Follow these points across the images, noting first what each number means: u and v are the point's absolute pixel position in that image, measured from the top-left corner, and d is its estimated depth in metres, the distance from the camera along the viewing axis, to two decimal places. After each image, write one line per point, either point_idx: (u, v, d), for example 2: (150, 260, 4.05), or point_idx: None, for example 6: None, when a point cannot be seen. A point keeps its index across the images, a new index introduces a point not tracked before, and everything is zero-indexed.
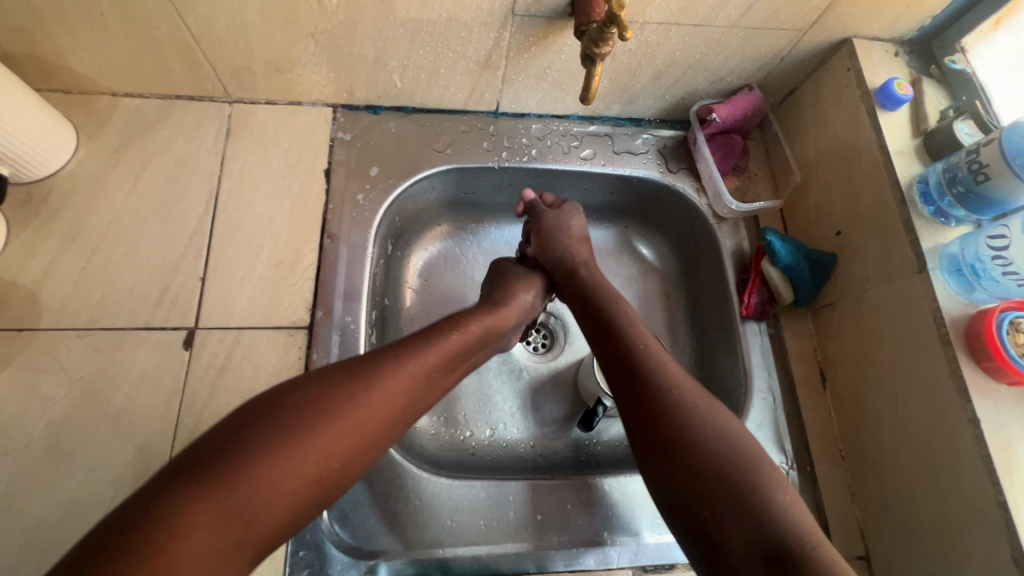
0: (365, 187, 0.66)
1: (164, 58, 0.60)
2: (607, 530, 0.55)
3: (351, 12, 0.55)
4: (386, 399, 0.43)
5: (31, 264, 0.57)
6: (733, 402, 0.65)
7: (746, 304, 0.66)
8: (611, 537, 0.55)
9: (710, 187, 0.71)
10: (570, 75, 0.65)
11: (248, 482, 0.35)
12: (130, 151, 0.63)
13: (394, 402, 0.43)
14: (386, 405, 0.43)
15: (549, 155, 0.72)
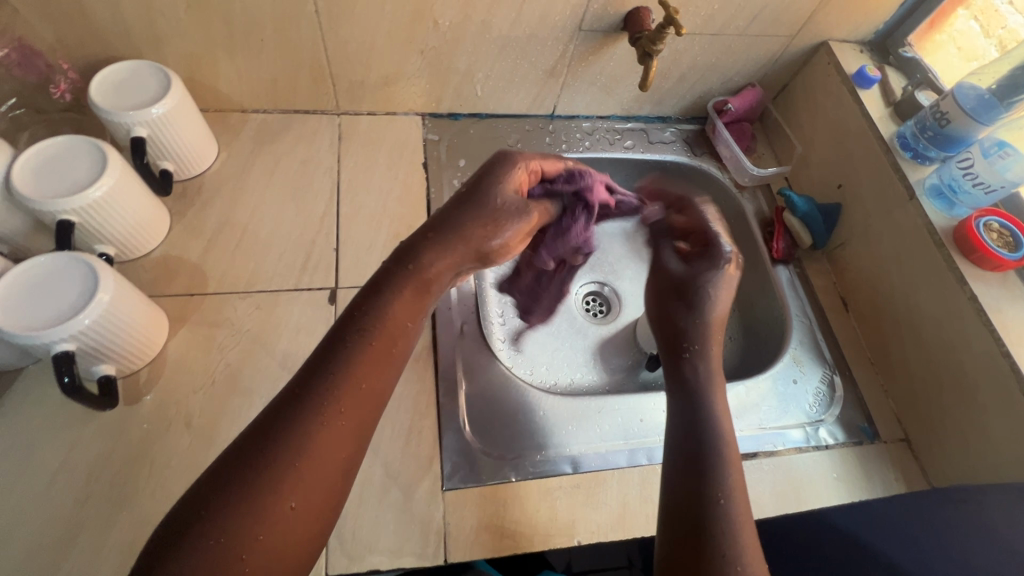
0: (456, 175, 0.79)
1: (296, 77, 0.74)
2: None
3: (457, 32, 0.70)
4: (333, 436, 0.41)
5: (194, 243, 0.67)
6: (777, 329, 0.79)
7: (775, 248, 0.81)
8: None
9: (731, 164, 0.88)
10: (616, 79, 0.82)
11: (209, 545, 0.36)
12: (262, 154, 0.75)
13: (344, 428, 0.42)
14: (338, 433, 0.42)
15: (598, 146, 0.87)
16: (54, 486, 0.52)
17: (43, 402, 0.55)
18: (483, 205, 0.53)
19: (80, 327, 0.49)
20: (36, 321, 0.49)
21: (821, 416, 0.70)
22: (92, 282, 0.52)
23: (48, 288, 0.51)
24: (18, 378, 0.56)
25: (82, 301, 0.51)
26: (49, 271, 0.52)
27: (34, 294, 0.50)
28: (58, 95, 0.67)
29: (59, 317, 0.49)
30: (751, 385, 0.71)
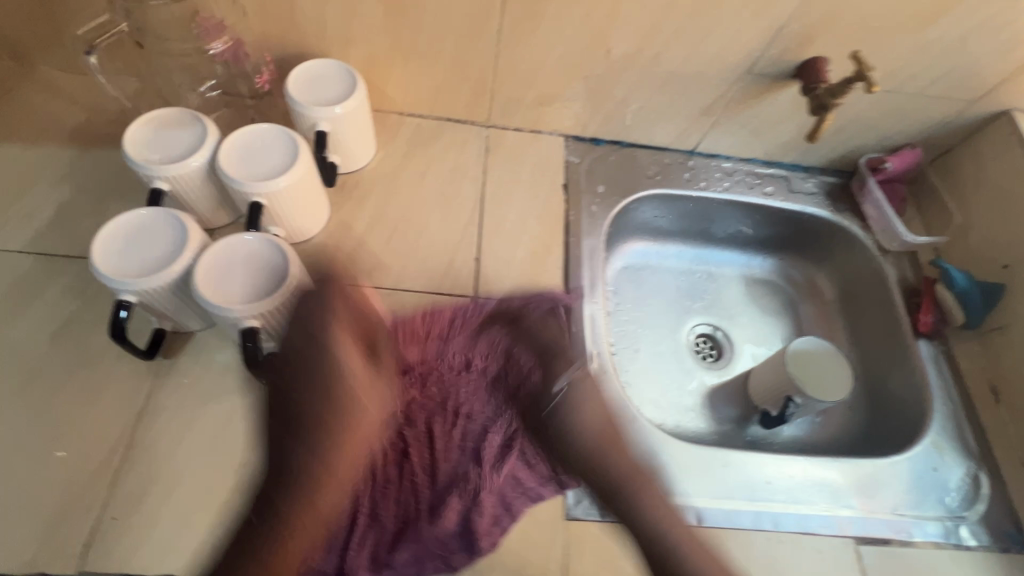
0: (595, 201, 0.80)
1: (459, 89, 0.76)
2: (836, 503, 0.64)
3: (625, 64, 0.71)
4: None
5: (350, 235, 0.71)
6: (912, 409, 0.74)
7: (923, 321, 0.76)
8: (836, 504, 0.64)
9: (878, 225, 0.84)
10: (769, 124, 0.80)
11: None
12: (415, 157, 0.78)
13: None
14: None
15: (737, 189, 0.85)
16: (213, 451, 0.55)
17: (209, 368, 0.59)
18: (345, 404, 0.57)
19: (265, 310, 0.52)
20: (231, 295, 0.51)
21: (963, 513, 0.65)
22: (281, 271, 0.53)
23: (241, 265, 0.53)
24: (189, 341, 0.60)
25: (271, 286, 0.52)
26: (243, 247, 0.54)
27: (229, 267, 0.53)
28: (261, 85, 0.71)
29: (250, 297, 0.52)
30: (884, 465, 0.67)
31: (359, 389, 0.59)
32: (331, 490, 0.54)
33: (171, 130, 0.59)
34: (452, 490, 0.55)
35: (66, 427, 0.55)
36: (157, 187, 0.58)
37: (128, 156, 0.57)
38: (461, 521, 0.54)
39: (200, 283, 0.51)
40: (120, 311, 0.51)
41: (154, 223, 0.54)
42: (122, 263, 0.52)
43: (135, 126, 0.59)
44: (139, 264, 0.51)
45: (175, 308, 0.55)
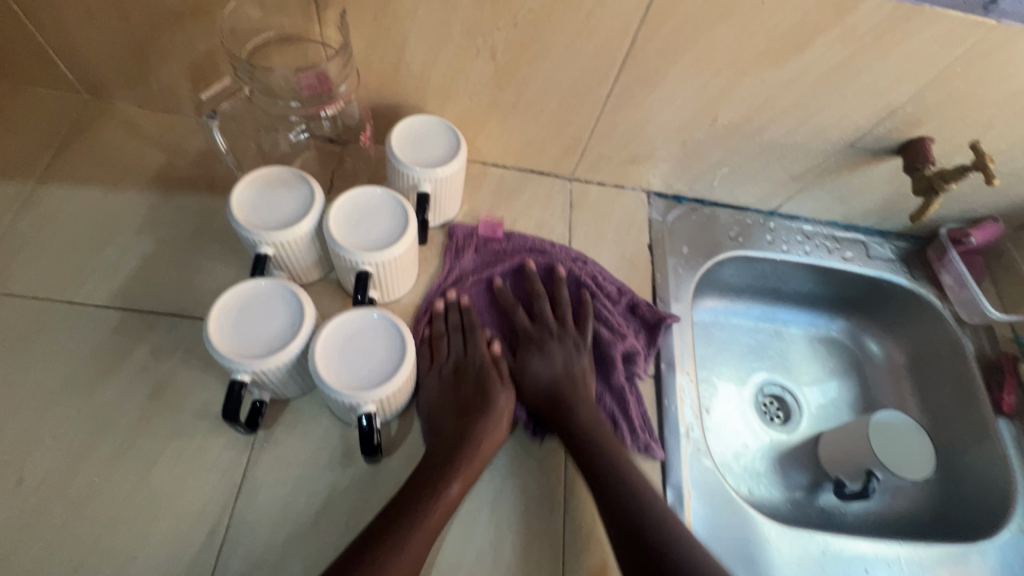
0: (680, 262, 0.78)
1: (552, 144, 0.74)
2: None
3: (728, 131, 0.69)
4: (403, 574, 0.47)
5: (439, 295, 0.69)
6: (994, 492, 0.73)
7: (1006, 402, 0.77)
8: None
9: (957, 297, 0.83)
10: (858, 192, 0.79)
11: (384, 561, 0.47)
12: (500, 210, 0.76)
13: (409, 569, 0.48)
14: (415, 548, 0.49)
15: (818, 253, 0.85)
16: (316, 533, 0.53)
17: (306, 440, 0.57)
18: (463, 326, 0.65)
19: (382, 396, 0.49)
20: (347, 378, 0.48)
21: None
22: (398, 350, 0.51)
23: (356, 344, 0.50)
24: (284, 411, 0.58)
25: (388, 368, 0.50)
26: (359, 324, 0.51)
27: (345, 347, 0.50)
28: (362, 142, 0.69)
29: (367, 381, 0.49)
30: (974, 554, 0.67)
31: (478, 275, 0.70)
32: (443, 359, 0.62)
33: (276, 191, 0.57)
34: (540, 355, 0.64)
35: (163, 505, 0.52)
36: (262, 250, 0.55)
37: (233, 218, 0.55)
38: (553, 388, 0.62)
39: (316, 364, 0.48)
40: (233, 391, 0.49)
41: (269, 296, 0.51)
42: (241, 341, 0.49)
43: (240, 187, 0.57)
44: (254, 341, 0.49)
45: (281, 381, 0.53)
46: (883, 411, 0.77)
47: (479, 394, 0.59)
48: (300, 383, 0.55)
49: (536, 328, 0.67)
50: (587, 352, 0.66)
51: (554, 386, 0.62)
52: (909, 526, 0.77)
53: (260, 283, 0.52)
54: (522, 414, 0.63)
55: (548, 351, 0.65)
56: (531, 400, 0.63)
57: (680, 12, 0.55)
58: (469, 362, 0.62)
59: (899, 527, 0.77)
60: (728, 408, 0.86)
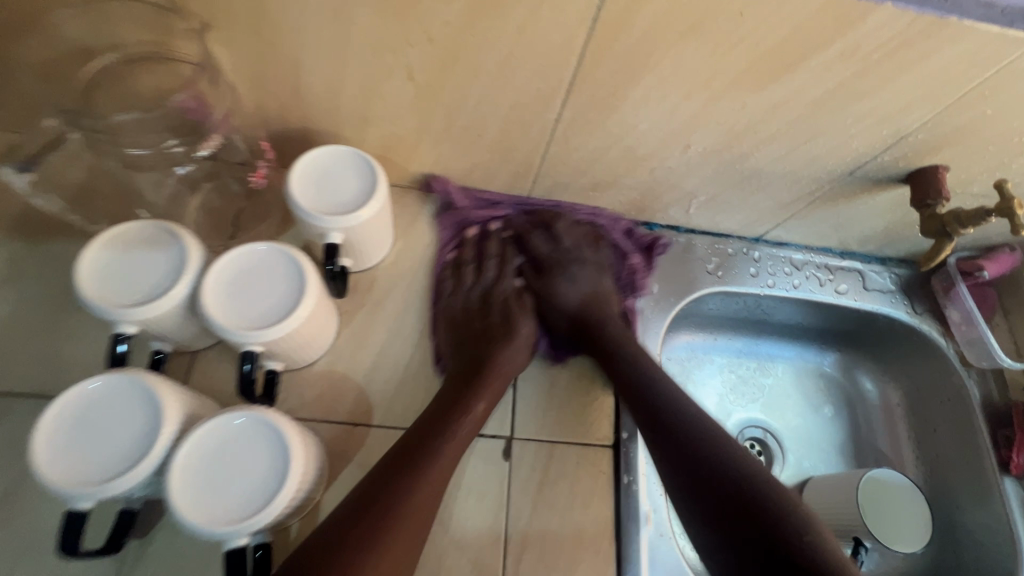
0: (649, 304, 0.68)
1: (498, 171, 0.63)
2: None
3: (703, 159, 0.58)
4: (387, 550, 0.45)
5: (363, 355, 0.59)
6: (995, 564, 0.65)
7: (1015, 462, 0.67)
8: None
9: (964, 336, 0.73)
10: (856, 220, 0.69)
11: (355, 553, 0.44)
12: (440, 247, 0.65)
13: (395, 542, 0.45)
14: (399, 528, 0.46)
15: (807, 286, 0.75)
16: None
17: (190, 551, 0.47)
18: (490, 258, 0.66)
19: (260, 525, 0.40)
20: (212, 508, 0.39)
21: None
22: (283, 465, 0.41)
23: (229, 460, 0.41)
24: (165, 514, 0.48)
25: (266, 492, 0.40)
26: (234, 431, 0.42)
27: (213, 463, 0.40)
28: (256, 180, 0.60)
29: (236, 510, 0.39)
30: None
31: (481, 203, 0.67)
32: (469, 287, 0.65)
33: (138, 253, 0.46)
34: (566, 279, 0.65)
35: None
36: (122, 331, 0.45)
37: (82, 293, 0.44)
38: (581, 310, 0.63)
39: (171, 491, 0.39)
40: (73, 523, 0.39)
41: (120, 397, 0.41)
42: (82, 459, 0.39)
43: (91, 250, 0.46)
44: (99, 460, 0.39)
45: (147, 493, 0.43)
46: (876, 469, 0.69)
47: (506, 330, 0.61)
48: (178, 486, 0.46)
49: (555, 252, 0.66)
50: (605, 273, 0.67)
51: (583, 310, 0.63)
52: None
53: (109, 379, 0.42)
54: (544, 338, 0.64)
55: (573, 275, 0.65)
56: (559, 328, 0.64)
57: (638, 26, 0.43)
58: (493, 310, 0.63)
59: None
60: None
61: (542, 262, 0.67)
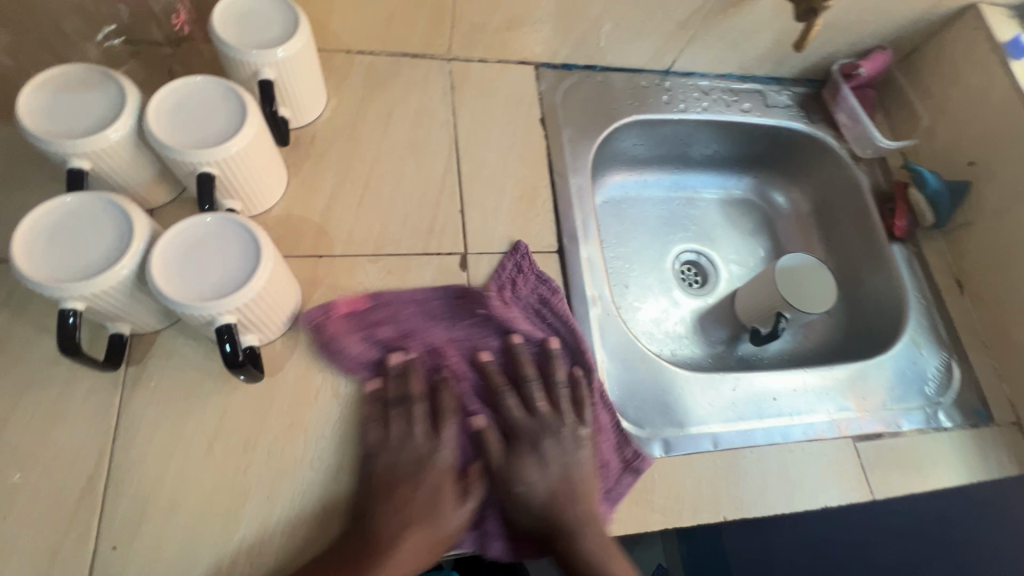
0: (575, 134, 0.74)
1: (416, 18, 0.66)
2: (836, 408, 0.67)
3: None
4: None
5: (315, 199, 0.63)
6: (890, 311, 0.78)
7: (896, 227, 0.79)
8: (837, 414, 0.67)
9: (851, 133, 0.84)
10: (747, 34, 0.76)
11: None
12: (373, 102, 0.69)
13: None
14: None
15: (715, 108, 0.82)
16: (213, 456, 0.50)
17: (185, 367, 0.52)
18: (407, 442, 0.52)
19: (241, 302, 0.45)
20: (191, 289, 0.44)
21: (939, 399, 0.70)
22: (251, 257, 0.46)
23: (203, 253, 0.45)
24: (155, 342, 0.53)
25: (241, 273, 0.45)
26: (204, 229, 0.46)
27: (188, 255, 0.45)
28: (177, 26, 0.60)
29: (213, 290, 0.44)
30: (872, 367, 0.71)
31: (396, 325, 0.57)
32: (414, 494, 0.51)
33: (75, 93, 0.48)
34: (535, 462, 0.54)
35: (29, 461, 0.47)
36: (74, 165, 0.47)
37: (26, 130, 0.46)
38: (548, 508, 0.53)
39: (151, 277, 0.43)
40: (67, 322, 0.43)
41: (87, 214, 0.45)
42: (56, 265, 0.43)
43: (29, 92, 0.48)
44: (76, 264, 0.43)
45: (133, 310, 0.47)
46: (788, 255, 0.79)
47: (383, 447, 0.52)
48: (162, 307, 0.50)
49: (529, 419, 0.56)
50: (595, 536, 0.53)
51: (549, 506, 0.53)
52: (819, 358, 0.82)
53: (73, 198, 0.45)
54: (499, 541, 0.54)
55: (544, 455, 0.55)
56: (521, 526, 0.54)
57: None
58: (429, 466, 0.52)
59: (812, 360, 0.82)
60: (646, 281, 0.86)
61: (505, 436, 0.56)
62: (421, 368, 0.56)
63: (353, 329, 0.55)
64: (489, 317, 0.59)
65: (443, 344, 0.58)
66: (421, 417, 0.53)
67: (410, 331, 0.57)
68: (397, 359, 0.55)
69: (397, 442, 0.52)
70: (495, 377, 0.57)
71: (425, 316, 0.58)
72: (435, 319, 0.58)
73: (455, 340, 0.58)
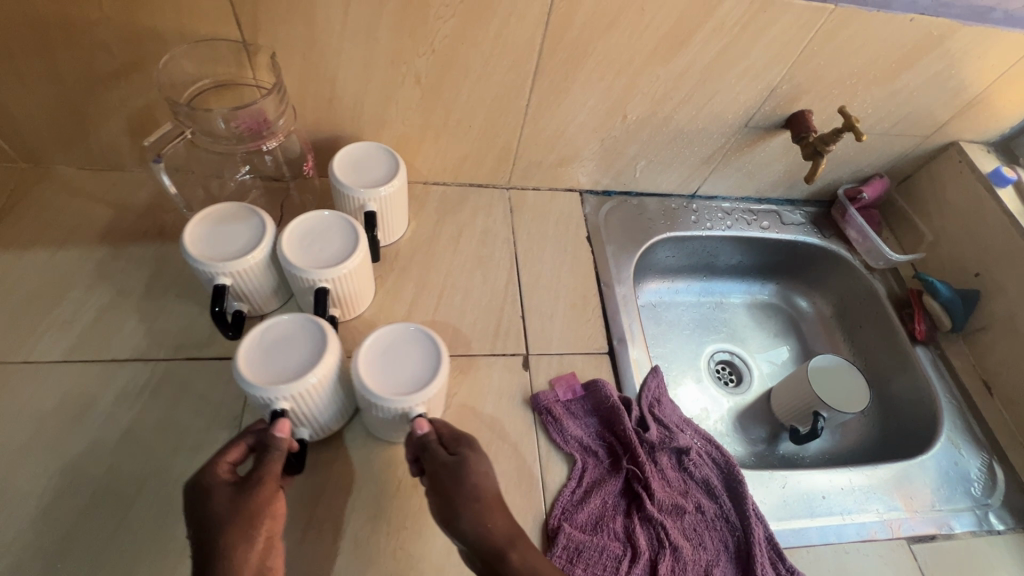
0: (617, 249, 0.85)
1: (484, 158, 0.80)
2: (885, 508, 0.69)
3: (637, 126, 0.78)
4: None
5: (398, 306, 0.72)
6: (924, 412, 0.81)
7: (918, 330, 0.85)
8: (888, 513, 0.69)
9: (863, 247, 0.94)
10: (761, 167, 0.89)
11: None
12: (446, 223, 0.81)
13: None
14: None
15: (738, 226, 0.94)
16: (306, 542, 0.54)
17: None
18: (598, 538, 0.59)
19: (428, 394, 0.54)
20: (391, 386, 0.53)
21: (987, 500, 0.72)
22: (432, 359, 0.56)
23: (397, 358, 0.55)
24: None
25: (426, 371, 0.55)
26: (393, 337, 0.57)
27: (385, 362, 0.55)
28: (306, 171, 0.74)
29: (411, 386, 0.54)
30: (915, 467, 0.73)
31: (591, 425, 0.67)
32: None
33: (226, 225, 0.60)
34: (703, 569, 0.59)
35: (146, 542, 0.52)
36: (219, 282, 0.58)
37: (188, 254, 0.57)
38: None
39: (361, 380, 0.53)
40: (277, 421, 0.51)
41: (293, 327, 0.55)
42: (275, 371, 0.52)
43: (191, 224, 0.59)
44: (289, 371, 0.52)
45: (316, 411, 0.55)
46: (818, 356, 0.85)
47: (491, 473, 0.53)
48: (335, 406, 0.57)
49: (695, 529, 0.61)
50: None
51: None
52: (859, 457, 0.85)
53: (280, 319, 0.56)
54: None
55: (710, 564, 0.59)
56: None
57: (575, 23, 0.62)
58: (595, 556, 0.57)
59: (853, 460, 0.84)
60: (686, 380, 0.92)
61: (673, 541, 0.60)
62: (616, 465, 0.64)
63: (559, 428, 0.65)
64: (643, 430, 0.66)
65: (660, 445, 0.66)
66: (600, 514, 0.60)
67: (568, 433, 0.65)
68: (593, 453, 0.65)
69: (612, 532, 0.59)
70: (664, 486, 0.63)
71: (572, 421, 0.66)
72: (602, 428, 0.67)
73: (611, 448, 0.66)
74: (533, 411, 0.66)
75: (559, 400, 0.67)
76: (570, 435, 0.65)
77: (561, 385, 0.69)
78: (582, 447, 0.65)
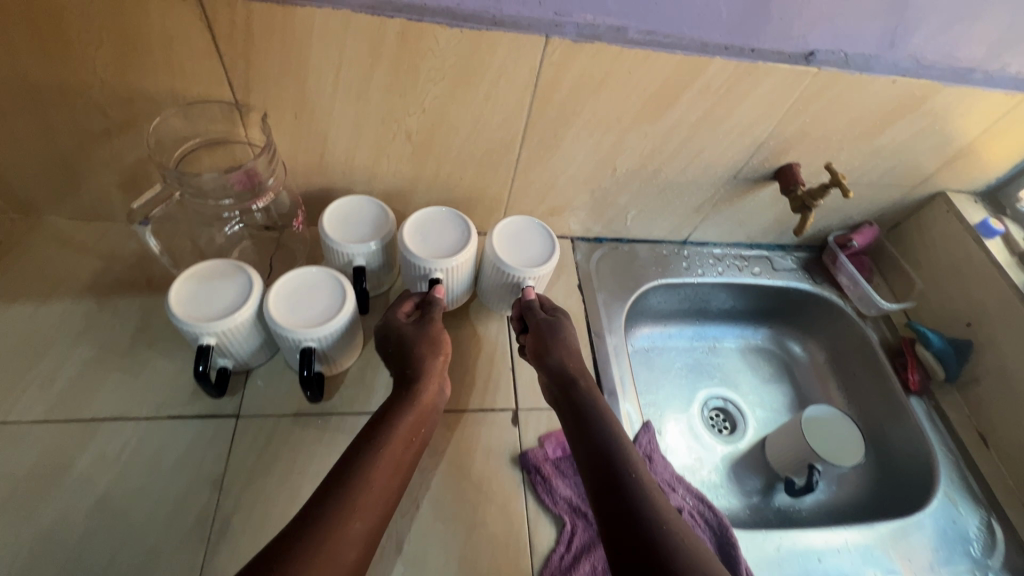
0: (608, 297, 0.85)
1: (475, 208, 0.81)
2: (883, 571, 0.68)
3: (627, 179, 0.78)
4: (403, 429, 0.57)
5: None
6: (921, 466, 0.80)
7: (912, 381, 0.85)
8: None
9: (854, 294, 0.94)
10: (751, 215, 0.90)
11: None
12: None
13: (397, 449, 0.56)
14: (392, 447, 0.55)
15: (729, 272, 0.94)
16: None
17: (265, 522, 0.57)
18: None
19: (541, 269, 0.71)
20: (514, 258, 0.71)
21: (987, 561, 0.70)
22: (546, 247, 0.73)
23: (516, 240, 0.73)
24: (240, 497, 0.58)
25: (542, 253, 0.72)
26: (510, 227, 0.74)
27: (507, 243, 0.72)
28: (296, 226, 0.73)
29: (529, 262, 0.71)
30: (913, 526, 0.72)
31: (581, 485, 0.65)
32: None
33: (213, 282, 0.60)
34: None
35: None
36: (204, 341, 0.57)
37: (173, 314, 0.57)
38: None
39: (497, 252, 0.71)
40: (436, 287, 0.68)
41: (442, 218, 0.71)
42: (432, 243, 0.69)
43: (178, 282, 0.59)
44: (441, 249, 0.68)
45: (458, 280, 0.72)
46: (812, 406, 0.84)
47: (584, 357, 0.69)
48: (467, 282, 0.74)
49: None
50: None
51: None
52: (856, 511, 0.83)
53: (435, 209, 0.72)
54: None
55: None
56: None
57: (563, 85, 0.63)
58: None
59: (850, 514, 0.83)
60: (680, 429, 0.90)
61: None
62: None
63: (547, 489, 0.63)
64: None
65: None
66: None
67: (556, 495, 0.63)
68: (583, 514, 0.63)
69: None
70: None
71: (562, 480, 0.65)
72: None
73: None
74: (522, 470, 0.65)
75: (548, 458, 0.66)
76: (559, 495, 0.63)
77: (550, 442, 0.67)
78: (572, 508, 0.63)
